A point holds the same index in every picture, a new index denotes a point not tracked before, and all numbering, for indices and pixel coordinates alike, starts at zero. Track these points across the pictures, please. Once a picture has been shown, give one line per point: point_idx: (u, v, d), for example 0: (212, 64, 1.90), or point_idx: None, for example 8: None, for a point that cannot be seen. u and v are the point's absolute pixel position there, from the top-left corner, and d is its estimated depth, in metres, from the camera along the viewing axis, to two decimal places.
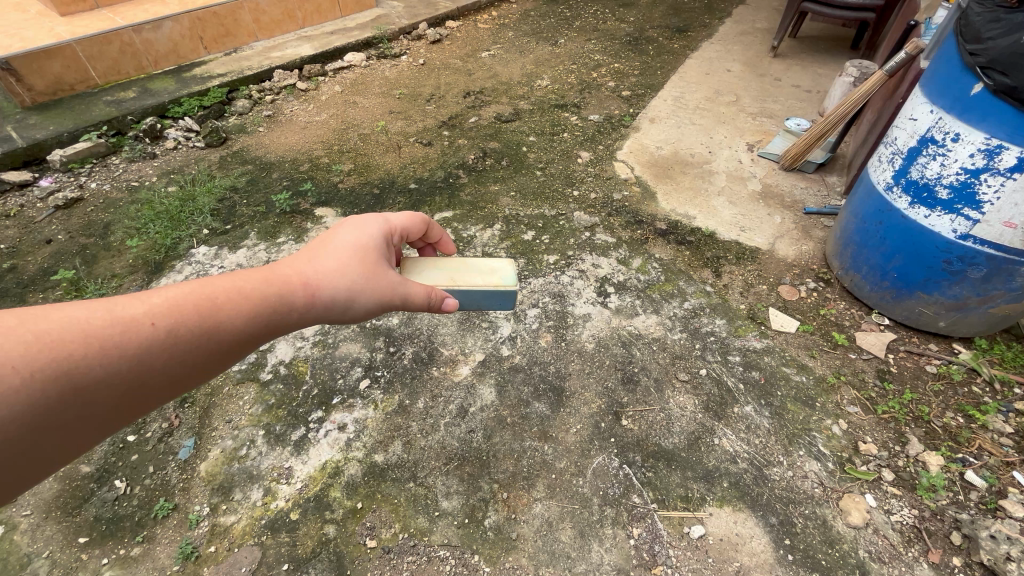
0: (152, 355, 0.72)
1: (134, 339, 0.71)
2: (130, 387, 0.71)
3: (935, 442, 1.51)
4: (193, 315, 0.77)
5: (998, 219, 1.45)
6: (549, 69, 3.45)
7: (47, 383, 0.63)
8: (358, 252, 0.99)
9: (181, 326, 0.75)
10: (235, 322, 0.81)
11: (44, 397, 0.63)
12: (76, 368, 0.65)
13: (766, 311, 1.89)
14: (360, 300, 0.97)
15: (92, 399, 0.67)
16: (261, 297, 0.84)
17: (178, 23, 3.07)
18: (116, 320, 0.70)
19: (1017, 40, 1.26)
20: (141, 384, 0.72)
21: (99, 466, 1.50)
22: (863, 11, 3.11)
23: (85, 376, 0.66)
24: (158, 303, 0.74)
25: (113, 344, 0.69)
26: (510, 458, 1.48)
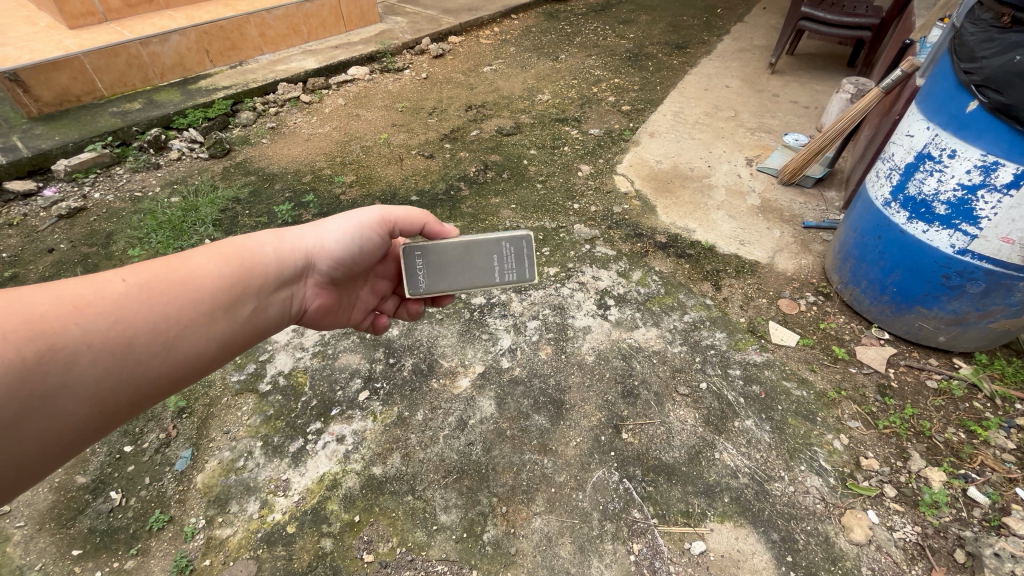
0: (130, 315, 0.79)
1: (109, 300, 0.78)
2: (114, 345, 0.76)
3: (937, 457, 1.50)
4: (162, 278, 0.85)
5: (996, 234, 1.46)
6: (550, 84, 3.49)
7: (24, 342, 0.68)
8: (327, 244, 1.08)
9: (156, 289, 0.83)
10: (204, 282, 0.89)
11: (24, 354, 0.68)
12: (53, 329, 0.71)
13: (766, 324, 1.89)
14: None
15: (80, 355, 0.73)
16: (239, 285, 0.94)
17: (185, 37, 3.12)
18: (90, 285, 0.77)
19: (1011, 59, 1.28)
20: (126, 346, 0.78)
21: (95, 477, 1.49)
22: (860, 30, 3.16)
23: (67, 333, 0.72)
24: (131, 271, 0.83)
25: (89, 304, 0.76)
26: (509, 472, 1.47)
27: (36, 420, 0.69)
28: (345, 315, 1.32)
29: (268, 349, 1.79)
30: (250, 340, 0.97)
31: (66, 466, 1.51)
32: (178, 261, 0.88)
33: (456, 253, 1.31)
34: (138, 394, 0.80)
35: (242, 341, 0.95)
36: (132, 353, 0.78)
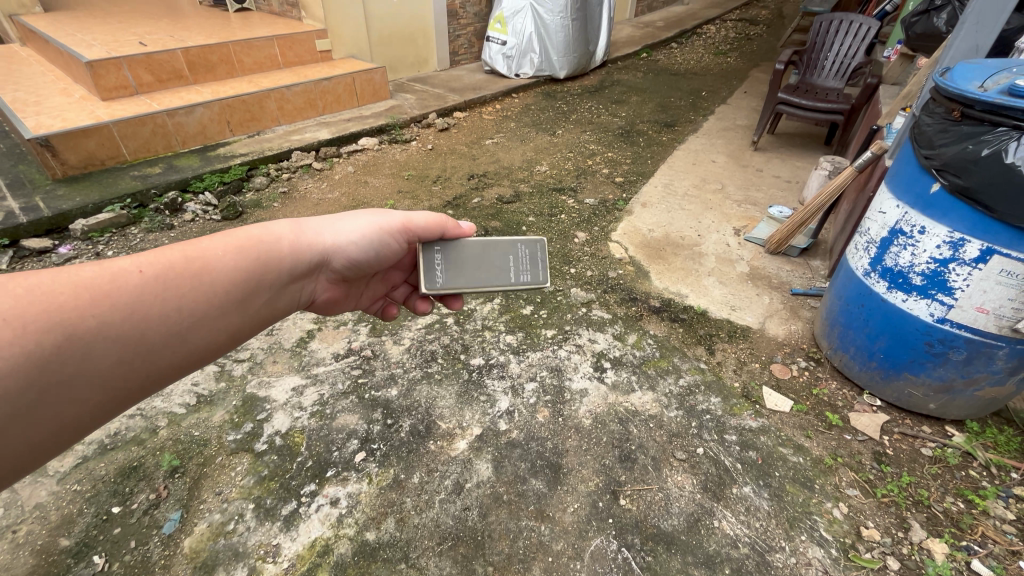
0: (144, 306, 0.79)
1: (124, 291, 0.78)
2: (128, 336, 0.77)
3: (938, 528, 1.49)
4: (177, 268, 0.84)
5: (971, 304, 1.53)
6: (548, 156, 3.73)
7: (43, 334, 0.69)
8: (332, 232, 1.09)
9: (169, 281, 0.83)
10: (217, 271, 0.88)
11: (44, 343, 0.69)
12: (72, 319, 0.72)
13: (759, 389, 1.92)
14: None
15: (95, 343, 0.74)
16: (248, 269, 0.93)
17: (208, 109, 3.36)
18: (105, 274, 0.77)
19: (965, 147, 1.41)
20: (140, 336, 0.79)
21: (78, 540, 1.44)
22: (833, 114, 3.44)
23: (82, 323, 0.73)
24: (144, 261, 0.82)
25: (106, 295, 0.76)
26: (505, 539, 1.44)
27: (52, 403, 0.71)
28: (351, 303, 1.39)
29: (266, 408, 1.80)
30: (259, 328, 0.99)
31: (49, 528, 1.46)
32: (194, 250, 0.87)
33: (475, 250, 1.30)
34: (151, 379, 0.82)
35: (250, 331, 0.96)
36: (146, 342, 0.80)
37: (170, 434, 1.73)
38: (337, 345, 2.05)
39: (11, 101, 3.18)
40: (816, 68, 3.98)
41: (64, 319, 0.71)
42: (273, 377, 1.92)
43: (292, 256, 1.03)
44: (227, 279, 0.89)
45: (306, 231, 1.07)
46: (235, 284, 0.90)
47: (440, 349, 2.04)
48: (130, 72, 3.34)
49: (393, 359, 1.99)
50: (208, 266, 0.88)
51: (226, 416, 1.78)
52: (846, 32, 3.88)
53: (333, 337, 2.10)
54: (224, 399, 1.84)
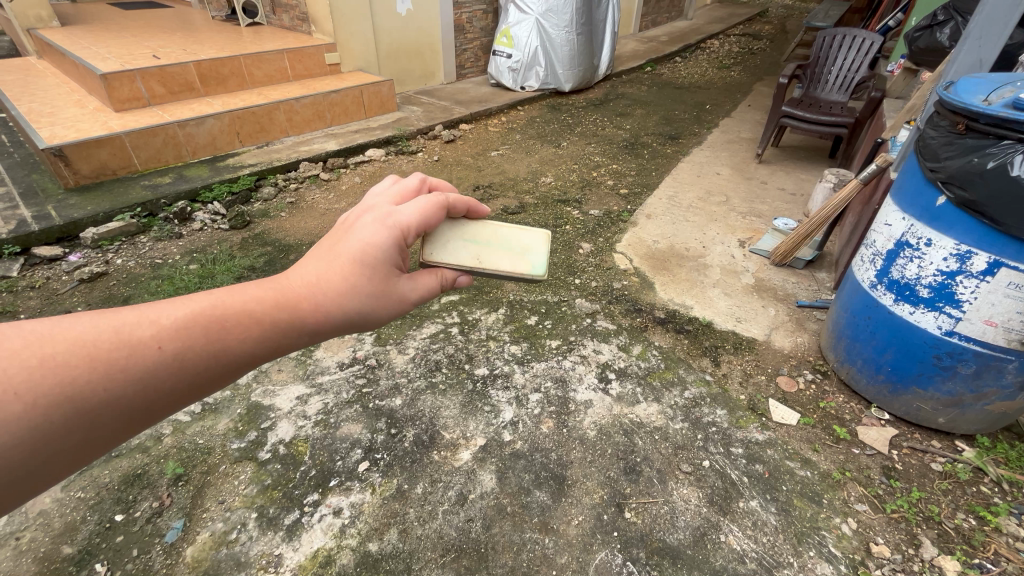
0: (156, 378, 0.70)
1: (138, 365, 0.68)
2: (138, 410, 0.70)
3: (949, 545, 1.46)
4: (197, 333, 0.73)
5: (979, 317, 1.52)
6: (553, 168, 3.75)
7: (50, 410, 0.62)
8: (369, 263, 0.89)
9: (187, 352, 0.72)
10: (241, 336, 0.77)
11: (51, 420, 0.62)
12: (77, 394, 0.64)
13: (766, 402, 1.91)
14: (373, 318, 0.91)
15: (101, 418, 0.66)
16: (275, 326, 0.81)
17: (219, 120, 3.42)
18: (121, 340, 0.68)
19: (971, 160, 1.42)
20: (150, 406, 0.71)
21: (80, 548, 1.43)
22: (837, 127, 3.45)
23: (91, 399, 0.65)
24: (167, 324, 0.72)
25: (118, 369, 0.67)
26: (509, 551, 1.43)
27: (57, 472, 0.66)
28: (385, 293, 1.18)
29: (271, 416, 1.80)
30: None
31: (52, 535, 1.46)
32: (219, 314, 0.76)
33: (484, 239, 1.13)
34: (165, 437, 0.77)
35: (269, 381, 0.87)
36: (155, 412, 0.72)
37: (174, 441, 1.73)
38: (342, 354, 2.06)
39: (26, 112, 3.24)
40: (820, 82, 4.01)
41: (70, 396, 0.63)
42: (278, 385, 1.92)
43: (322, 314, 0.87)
44: (250, 349, 0.78)
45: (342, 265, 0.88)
46: (257, 352, 0.79)
47: (444, 359, 2.04)
48: (143, 84, 3.41)
49: (397, 368, 1.99)
50: (232, 331, 0.76)
51: (231, 424, 1.78)
52: (849, 46, 3.91)
53: (338, 346, 2.10)
54: (229, 407, 1.84)
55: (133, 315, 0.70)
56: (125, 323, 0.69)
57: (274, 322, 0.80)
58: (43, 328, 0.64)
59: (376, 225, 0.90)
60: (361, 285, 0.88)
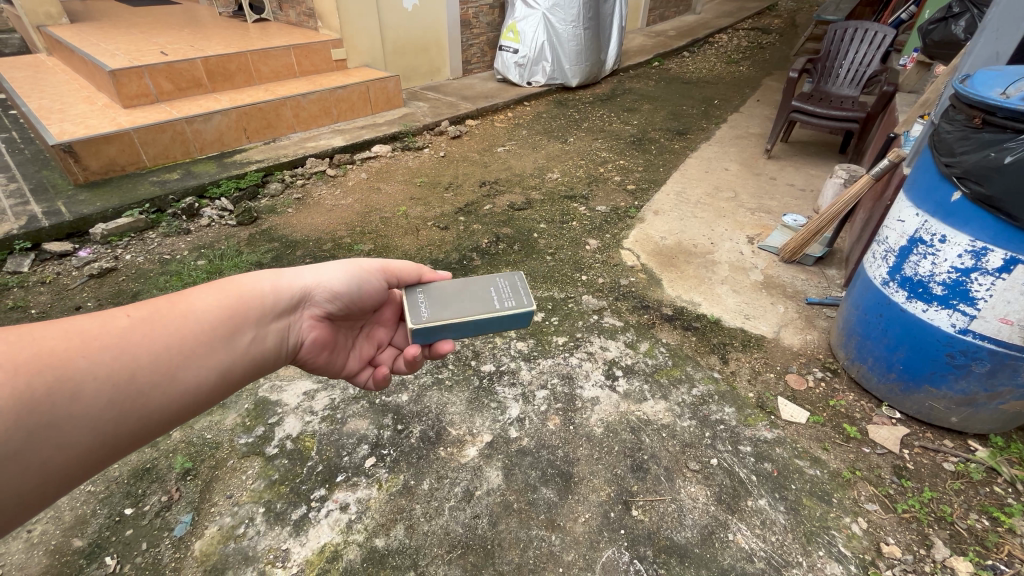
0: (132, 345, 0.78)
1: (111, 334, 0.77)
2: (120, 376, 0.76)
3: (961, 546, 1.44)
4: (162, 309, 0.85)
5: (994, 315, 1.49)
6: (560, 164, 3.73)
7: (34, 375, 0.68)
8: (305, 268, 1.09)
9: (155, 323, 0.82)
10: (203, 311, 0.89)
11: (37, 384, 0.68)
12: (61, 359, 0.71)
13: (775, 400, 1.89)
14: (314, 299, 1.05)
15: (86, 383, 0.72)
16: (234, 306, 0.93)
17: (226, 116, 3.43)
18: (95, 320, 0.77)
19: (988, 155, 1.39)
20: (130, 373, 0.77)
21: (91, 541, 1.44)
22: (848, 122, 3.40)
23: (75, 365, 0.72)
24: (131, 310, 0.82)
25: (94, 337, 0.75)
26: (515, 548, 1.42)
27: (40, 449, 0.68)
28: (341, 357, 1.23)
29: (278, 412, 1.80)
30: (250, 371, 0.95)
31: (63, 528, 1.47)
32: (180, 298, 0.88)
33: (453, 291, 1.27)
34: (141, 426, 0.79)
35: (240, 372, 0.92)
36: (138, 381, 0.78)
37: (182, 436, 1.74)
38: None
39: (36, 108, 3.26)
40: (831, 76, 3.96)
41: (54, 362, 0.70)
42: (285, 381, 1.93)
43: (273, 296, 1.01)
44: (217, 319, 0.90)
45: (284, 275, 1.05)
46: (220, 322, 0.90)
47: (451, 355, 2.04)
48: (151, 80, 3.42)
49: None
50: (193, 308, 0.88)
51: (238, 419, 1.79)
52: (861, 40, 3.85)
53: None
54: (237, 403, 1.85)
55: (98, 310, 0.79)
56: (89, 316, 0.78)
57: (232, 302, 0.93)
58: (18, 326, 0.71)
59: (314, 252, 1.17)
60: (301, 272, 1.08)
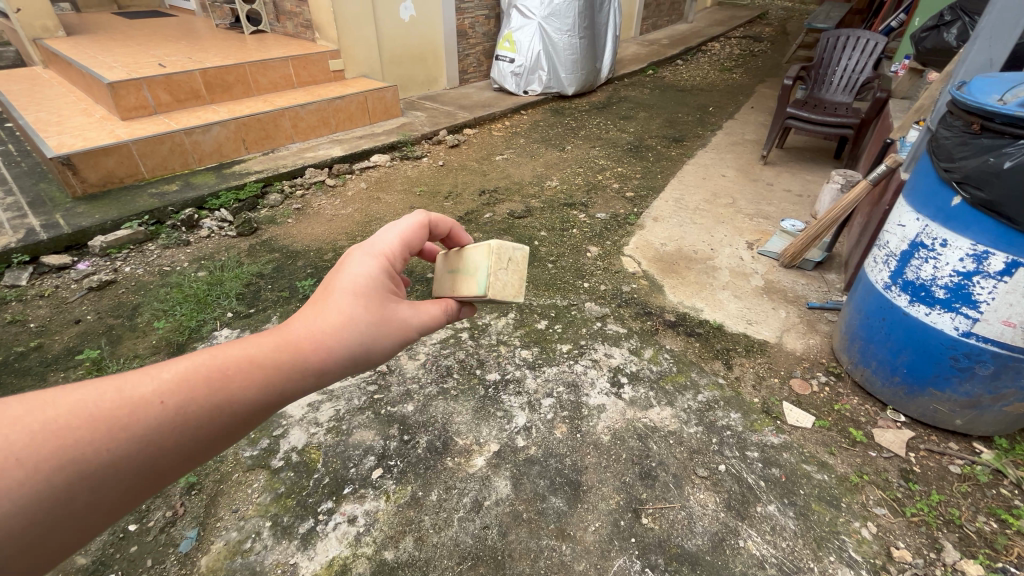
0: (161, 435, 0.62)
1: (141, 423, 0.61)
2: (142, 478, 0.62)
3: (971, 549, 1.45)
4: (202, 383, 0.66)
5: (997, 318, 1.51)
6: (558, 172, 3.75)
7: (51, 475, 0.55)
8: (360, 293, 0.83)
9: (191, 405, 0.64)
10: (249, 390, 0.69)
11: (51, 488, 0.55)
12: (80, 456, 0.57)
13: (780, 405, 1.89)
14: (380, 351, 0.83)
15: (107, 485, 0.59)
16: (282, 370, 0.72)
17: (225, 127, 3.43)
18: (124, 397, 0.61)
19: (987, 160, 1.41)
20: (159, 468, 0.63)
21: (95, 558, 1.42)
22: (843, 128, 3.45)
23: (93, 464, 0.58)
24: (168, 379, 0.64)
25: (121, 425, 0.60)
26: (526, 558, 1.41)
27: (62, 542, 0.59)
28: None
29: (282, 424, 1.79)
30: None
31: None
32: (225, 366, 0.68)
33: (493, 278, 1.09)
34: None
35: None
36: (164, 477, 0.64)
37: None
38: None
39: (34, 121, 3.25)
40: (825, 83, 4.01)
41: (71, 463, 0.56)
42: None
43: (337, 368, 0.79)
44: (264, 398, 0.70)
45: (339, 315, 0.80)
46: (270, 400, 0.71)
47: (455, 364, 2.03)
48: (149, 92, 3.42)
49: (408, 374, 1.99)
50: (238, 385, 0.68)
51: None
52: (854, 47, 3.91)
53: None
54: None
55: (132, 372, 0.63)
56: (123, 381, 0.62)
57: (284, 368, 0.72)
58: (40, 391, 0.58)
59: (368, 258, 0.87)
60: (362, 319, 0.81)
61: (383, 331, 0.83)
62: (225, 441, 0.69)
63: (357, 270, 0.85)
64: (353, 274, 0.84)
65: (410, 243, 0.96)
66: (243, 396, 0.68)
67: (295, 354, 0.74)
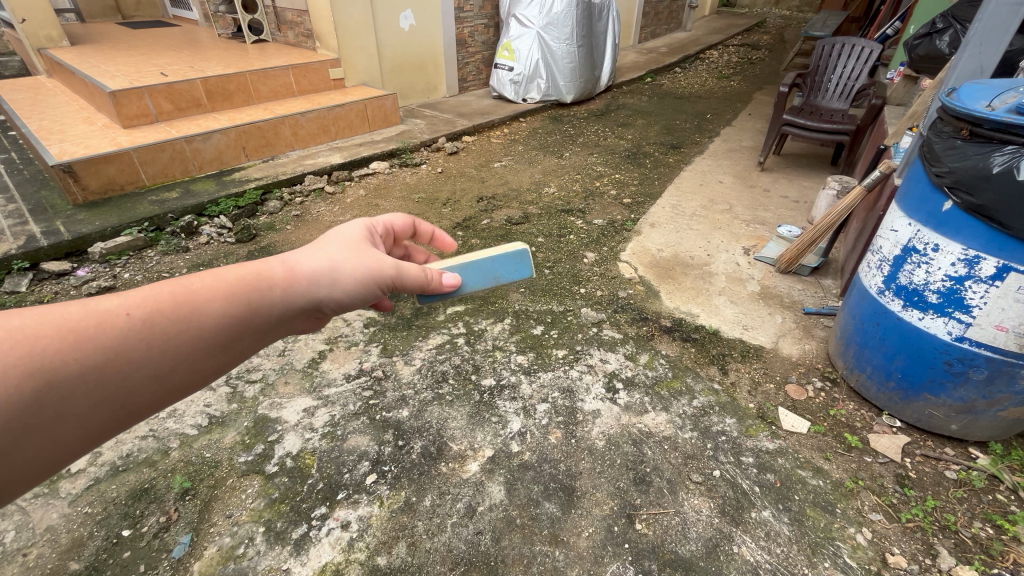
0: (126, 343, 0.68)
1: (110, 332, 0.67)
2: (109, 389, 0.68)
3: (967, 555, 1.44)
4: (171, 304, 0.73)
5: (989, 322, 1.51)
6: (556, 178, 3.77)
7: (16, 382, 0.60)
8: (342, 245, 0.96)
9: (158, 319, 0.71)
10: (220, 310, 0.77)
11: (16, 395, 0.60)
12: (49, 364, 0.62)
13: (775, 410, 1.89)
14: (345, 289, 0.93)
15: (71, 393, 0.64)
16: (247, 289, 0.80)
17: (225, 135, 3.46)
18: (90, 313, 0.66)
19: (977, 164, 1.42)
20: (121, 382, 0.69)
21: (88, 563, 1.42)
22: (839, 134, 3.46)
23: (60, 374, 0.63)
24: (136, 296, 0.71)
25: (88, 339, 0.66)
26: (519, 564, 1.41)
27: (18, 454, 0.63)
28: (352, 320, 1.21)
29: (278, 429, 1.79)
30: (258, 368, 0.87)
31: (60, 551, 1.44)
32: (193, 284, 0.75)
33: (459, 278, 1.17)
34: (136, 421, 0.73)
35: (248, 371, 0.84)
36: (128, 389, 0.70)
37: (181, 455, 1.71)
38: (348, 366, 2.06)
39: (36, 130, 3.29)
40: (820, 90, 4.04)
41: (38, 370, 0.62)
42: (285, 398, 1.92)
43: (302, 293, 0.87)
44: (236, 315, 0.78)
45: (318, 262, 0.90)
46: (237, 315, 0.78)
47: (451, 370, 2.04)
48: (151, 101, 3.46)
49: (404, 380, 1.99)
50: (207, 303, 0.76)
51: (238, 437, 1.77)
52: (849, 55, 3.93)
53: (344, 357, 2.10)
54: (236, 421, 1.83)
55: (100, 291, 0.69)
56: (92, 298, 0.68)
57: (252, 290, 0.81)
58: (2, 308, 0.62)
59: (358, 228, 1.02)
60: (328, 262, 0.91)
61: (352, 268, 0.93)
62: (190, 360, 0.75)
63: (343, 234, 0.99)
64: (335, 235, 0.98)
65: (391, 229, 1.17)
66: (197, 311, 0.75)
67: (266, 277, 0.83)
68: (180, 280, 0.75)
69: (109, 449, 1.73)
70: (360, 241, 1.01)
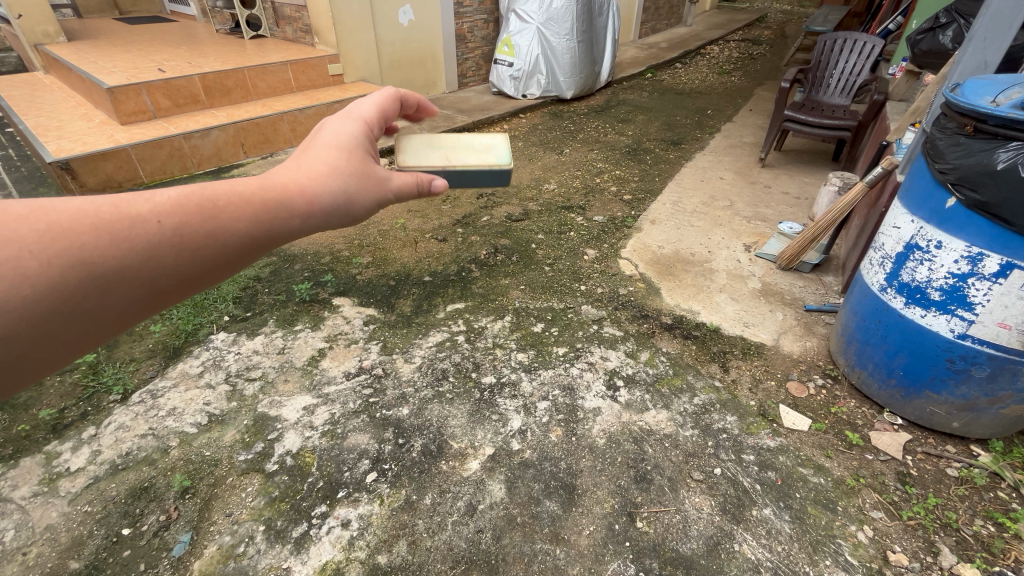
0: (155, 247, 0.71)
1: (142, 237, 0.70)
2: (142, 290, 0.71)
3: (968, 552, 1.44)
4: (194, 210, 0.75)
5: (992, 319, 1.50)
6: (556, 175, 3.76)
7: (60, 272, 0.64)
8: (344, 152, 0.97)
9: (186, 228, 0.74)
10: (238, 224, 0.79)
11: (60, 286, 0.64)
12: (93, 259, 0.66)
13: (776, 408, 1.89)
14: (359, 204, 0.96)
15: (112, 287, 0.68)
16: (261, 203, 0.83)
17: (224, 132, 3.44)
18: (121, 213, 0.69)
19: (981, 161, 1.40)
20: (153, 283, 0.72)
21: (88, 562, 1.42)
22: (841, 130, 3.45)
23: (101, 268, 0.67)
24: (163, 202, 0.73)
25: (128, 238, 0.69)
26: (520, 563, 1.41)
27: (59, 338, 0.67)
28: None
29: (277, 428, 1.79)
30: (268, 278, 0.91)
31: (60, 550, 1.44)
32: (213, 191, 0.77)
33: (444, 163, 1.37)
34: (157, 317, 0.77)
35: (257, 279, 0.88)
36: (158, 291, 0.73)
37: (181, 453, 1.71)
38: (348, 364, 2.05)
39: (33, 126, 3.27)
40: (822, 86, 4.01)
41: (77, 264, 0.65)
42: (285, 396, 1.91)
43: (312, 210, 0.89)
44: (254, 229, 0.81)
45: (319, 170, 0.91)
46: (256, 232, 0.81)
47: (451, 367, 2.03)
48: (149, 97, 3.44)
49: (404, 377, 1.98)
50: (228, 213, 0.78)
51: (237, 435, 1.77)
52: (851, 50, 3.91)
53: (344, 355, 2.10)
54: (236, 419, 1.83)
55: (129, 192, 0.70)
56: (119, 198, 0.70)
57: (269, 205, 0.83)
58: (35, 201, 0.64)
59: (353, 125, 1.01)
60: (335, 177, 0.92)
61: (360, 185, 0.95)
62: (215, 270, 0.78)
63: (339, 137, 0.98)
64: (333, 137, 0.97)
65: (387, 114, 1.12)
66: (232, 222, 0.79)
67: (280, 193, 0.86)
68: (200, 188, 0.77)
69: (108, 447, 1.72)
70: (362, 149, 1.00)
